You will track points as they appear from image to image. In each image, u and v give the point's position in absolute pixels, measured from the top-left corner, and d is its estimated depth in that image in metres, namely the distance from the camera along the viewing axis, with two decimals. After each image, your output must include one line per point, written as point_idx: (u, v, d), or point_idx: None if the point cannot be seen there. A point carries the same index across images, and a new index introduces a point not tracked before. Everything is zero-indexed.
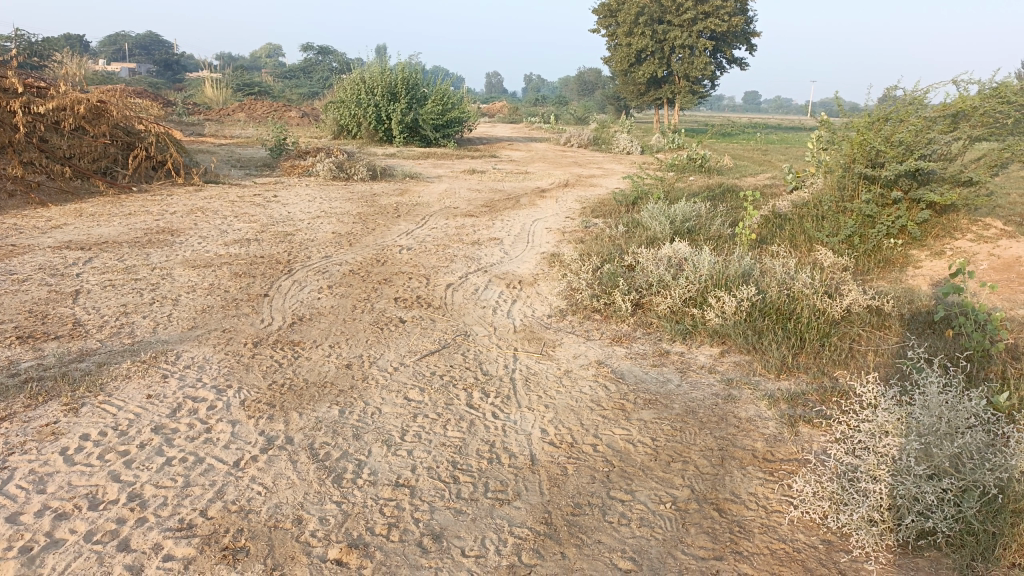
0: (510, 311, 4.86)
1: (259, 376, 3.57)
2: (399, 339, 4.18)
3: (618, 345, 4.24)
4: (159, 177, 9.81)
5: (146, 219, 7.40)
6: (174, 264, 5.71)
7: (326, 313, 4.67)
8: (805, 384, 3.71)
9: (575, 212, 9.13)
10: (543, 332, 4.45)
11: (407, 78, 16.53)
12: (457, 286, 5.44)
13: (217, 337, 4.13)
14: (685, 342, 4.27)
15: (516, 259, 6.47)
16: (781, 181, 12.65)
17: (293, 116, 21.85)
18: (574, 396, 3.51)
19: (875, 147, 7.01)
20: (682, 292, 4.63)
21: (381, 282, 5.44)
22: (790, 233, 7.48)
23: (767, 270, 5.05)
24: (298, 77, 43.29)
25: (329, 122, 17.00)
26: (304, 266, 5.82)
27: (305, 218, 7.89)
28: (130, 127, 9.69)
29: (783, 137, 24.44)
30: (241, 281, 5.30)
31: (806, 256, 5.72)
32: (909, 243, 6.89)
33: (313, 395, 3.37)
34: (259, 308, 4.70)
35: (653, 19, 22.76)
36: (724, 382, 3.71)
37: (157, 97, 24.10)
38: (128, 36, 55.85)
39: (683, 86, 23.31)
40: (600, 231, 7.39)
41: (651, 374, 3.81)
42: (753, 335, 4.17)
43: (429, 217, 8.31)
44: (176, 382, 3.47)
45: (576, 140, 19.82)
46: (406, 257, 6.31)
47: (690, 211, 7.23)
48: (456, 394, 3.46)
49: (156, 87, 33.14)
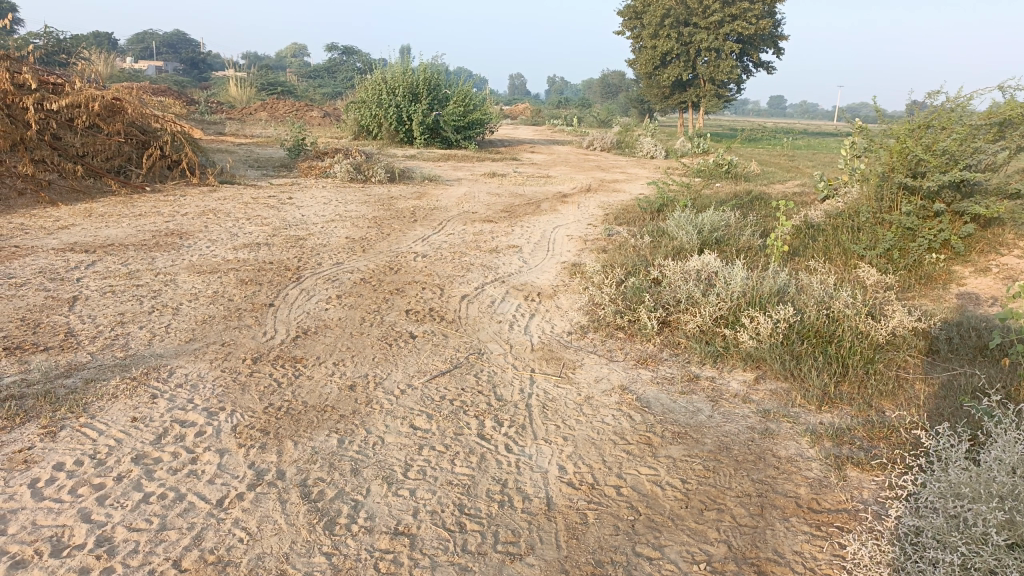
0: (528, 327, 4.56)
1: (254, 397, 3.31)
2: (408, 357, 3.90)
3: (643, 368, 3.94)
4: (174, 177, 9.63)
5: (156, 221, 7.19)
6: (178, 270, 5.48)
7: (333, 325, 4.40)
8: (850, 418, 3.39)
9: (598, 219, 8.81)
10: (563, 351, 4.15)
11: (428, 79, 16.30)
12: (472, 298, 5.15)
13: (214, 351, 3.87)
14: (715, 367, 3.96)
15: (535, 268, 6.18)
16: (811, 189, 12.23)
17: (314, 115, 21.72)
18: (596, 427, 3.21)
19: (916, 156, 6.64)
20: (712, 310, 4.31)
21: (393, 292, 5.17)
22: (824, 245, 7.13)
23: (805, 288, 4.72)
24: (321, 76, 43.28)
25: (350, 122, 16.82)
26: (313, 274, 5.56)
27: (319, 221, 7.66)
28: (146, 126, 9.51)
29: (811, 142, 23.93)
30: (246, 289, 5.06)
31: (843, 272, 5.37)
32: (952, 258, 6.51)
33: (311, 421, 3.10)
34: (262, 319, 4.44)
35: (679, 22, 22.36)
36: (761, 413, 3.39)
37: (181, 95, 24.08)
38: (156, 35, 56.40)
39: (708, 90, 22.91)
40: (624, 240, 7.08)
41: (679, 402, 3.50)
42: (791, 361, 3.85)
43: (447, 223, 8.04)
44: (165, 403, 3.22)
45: (599, 144, 19.49)
46: (420, 265, 6.04)
47: (719, 220, 6.90)
48: (466, 422, 3.17)
49: (181, 85, 33.20)
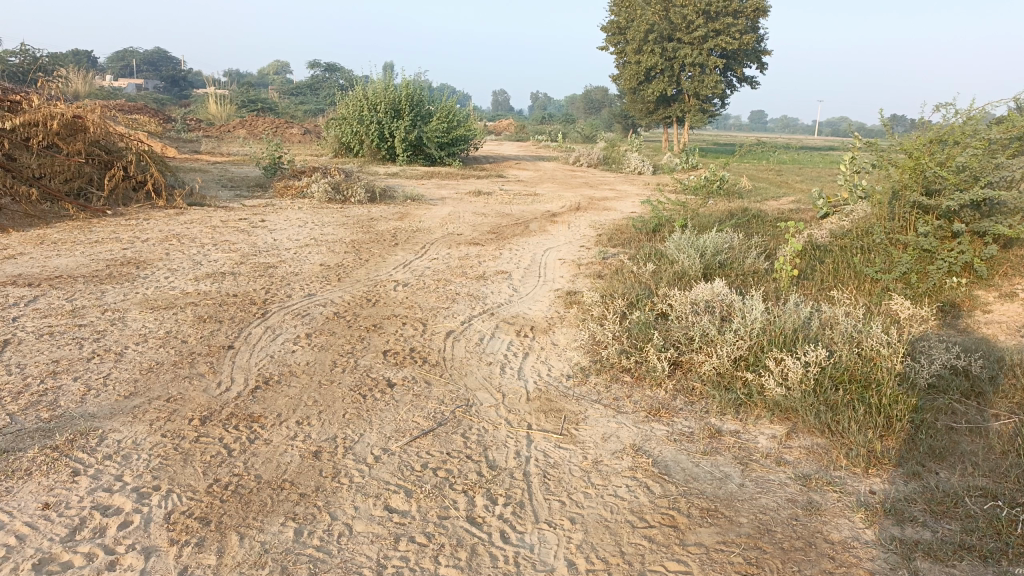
0: (522, 370, 4.04)
1: (197, 471, 2.76)
2: (384, 413, 3.36)
3: (656, 421, 3.42)
4: (139, 199, 9.01)
5: (112, 248, 6.61)
6: (129, 306, 4.91)
7: (299, 372, 3.85)
8: (904, 486, 2.89)
9: (590, 240, 8.32)
10: (563, 400, 3.64)
11: (411, 95, 15.83)
12: (458, 334, 4.62)
13: (157, 409, 3.32)
14: (737, 420, 3.46)
15: (526, 297, 5.66)
16: (806, 206, 11.81)
17: (294, 133, 21.21)
18: (608, 501, 2.70)
19: (931, 173, 6.20)
20: (730, 349, 3.80)
21: (369, 329, 4.62)
22: (833, 268, 6.68)
23: (830, 322, 4.23)
24: (304, 93, 42.74)
25: (331, 139, 16.31)
26: (280, 308, 5.01)
27: (292, 246, 7.11)
28: (110, 145, 8.96)
29: (797, 157, 23.66)
30: (203, 328, 4.51)
31: (866, 302, 4.89)
32: (974, 282, 6.06)
33: (265, 503, 2.56)
34: (218, 365, 3.89)
35: (663, 37, 22.02)
36: (800, 481, 2.89)
37: (158, 113, 23.52)
38: (136, 53, 55.87)
39: (692, 105, 22.58)
40: (620, 265, 6.59)
41: (702, 466, 2.98)
42: (826, 412, 3.36)
43: (430, 246, 7.52)
44: (88, 482, 2.67)
45: (585, 159, 19.07)
46: (400, 295, 5.51)
47: (722, 241, 6.43)
48: (454, 500, 2.64)
49: (160, 102, 32.53)
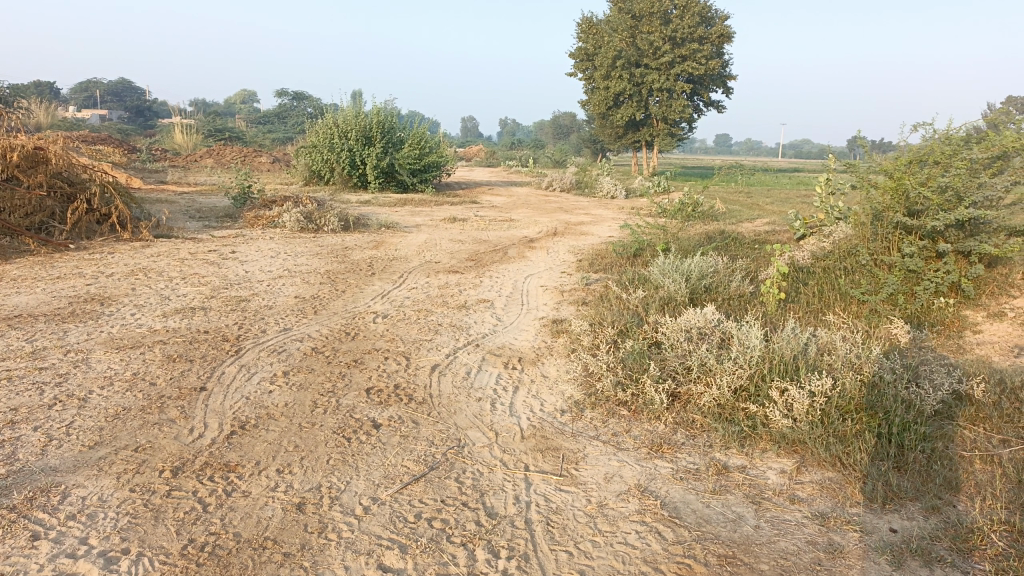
0: (513, 406, 3.85)
1: (170, 531, 2.53)
2: (371, 457, 3.15)
3: (659, 458, 3.25)
4: (103, 232, 8.69)
5: (75, 284, 6.32)
6: (93, 346, 4.65)
7: (277, 414, 3.62)
8: (925, 522, 2.75)
9: (571, 266, 8.18)
10: (559, 437, 3.45)
11: (382, 122, 15.70)
12: (443, 368, 4.42)
13: (124, 461, 3.07)
14: (743, 453, 3.30)
15: (511, 327, 5.48)
16: (781, 227, 11.83)
17: (263, 162, 20.94)
18: (619, 549, 2.51)
19: (913, 193, 6.17)
20: (731, 379, 3.65)
21: (350, 365, 4.41)
22: (818, 290, 6.60)
23: (829, 347, 4.11)
24: (272, 122, 42.43)
25: (301, 167, 16.08)
26: (255, 344, 4.78)
27: (265, 278, 6.87)
28: (73, 177, 8.67)
29: (766, 179, 23.90)
30: (173, 368, 4.26)
31: (860, 326, 4.78)
32: (961, 302, 6.01)
33: (245, 567, 2.34)
34: (191, 409, 3.64)
35: (630, 63, 22.20)
36: (817, 520, 2.73)
37: (123, 144, 23.11)
38: (100, 83, 55.22)
39: (661, 129, 22.74)
40: (604, 291, 6.44)
41: (713, 506, 2.81)
42: (836, 444, 3.21)
43: (408, 275, 7.33)
44: (49, 547, 2.43)
45: (558, 184, 19.04)
46: (380, 328, 5.30)
47: (706, 265, 6.32)
48: (453, 555, 2.44)
49: (124, 133, 32.03)
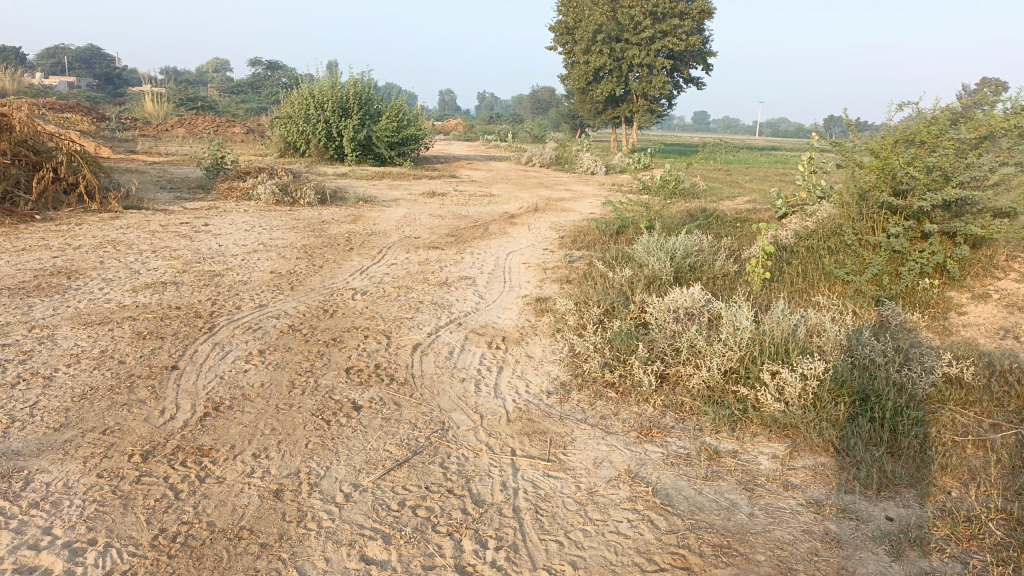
0: (498, 387, 3.74)
1: (140, 520, 2.40)
2: (352, 441, 3.03)
3: (648, 442, 3.16)
4: (70, 202, 8.40)
5: (41, 256, 6.09)
6: (59, 321, 4.45)
7: (253, 395, 3.48)
8: (920, 510, 2.69)
9: (553, 242, 8.06)
10: (547, 420, 3.36)
11: (359, 93, 15.38)
12: (425, 347, 4.30)
13: (91, 444, 2.92)
14: (734, 437, 3.23)
15: (494, 305, 5.36)
16: (762, 206, 11.79)
17: (236, 132, 20.49)
18: (611, 539, 2.43)
19: (900, 173, 6.11)
20: (721, 361, 3.56)
21: (328, 344, 4.27)
22: (802, 270, 6.56)
23: (819, 329, 4.04)
24: (246, 92, 41.58)
25: (276, 139, 15.74)
26: (230, 321, 4.62)
27: (239, 252, 6.67)
28: (38, 145, 8.36)
29: (745, 157, 23.86)
30: (144, 346, 4.09)
31: (849, 307, 4.72)
32: (945, 284, 5.99)
33: (220, 559, 2.22)
34: (162, 389, 3.49)
35: (611, 38, 21.95)
36: (812, 508, 2.66)
37: (92, 112, 22.51)
38: (68, 49, 53.85)
39: (641, 105, 22.57)
40: (587, 268, 6.34)
41: (705, 493, 2.74)
42: (829, 428, 3.15)
43: (387, 250, 7.16)
44: (9, 538, 2.29)
45: (537, 159, 18.86)
46: (359, 305, 5.15)
47: (691, 244, 6.24)
48: (438, 546, 2.34)
49: (93, 102, 31.21)
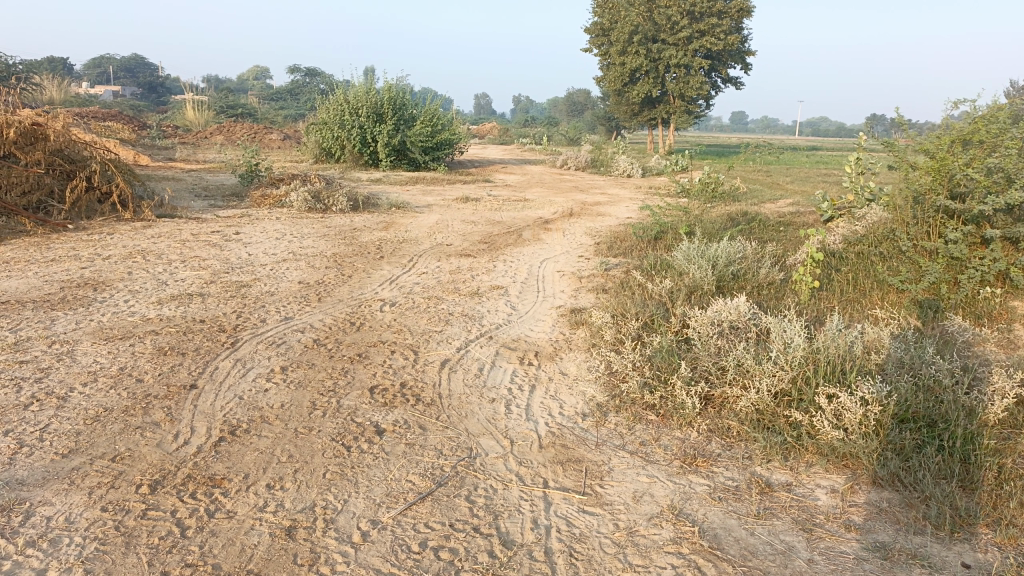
0: (530, 408, 3.52)
1: (141, 562, 2.23)
2: (372, 470, 2.83)
3: (693, 473, 2.91)
4: (104, 211, 8.38)
5: (70, 267, 6.02)
6: (81, 336, 4.34)
7: (271, 418, 3.30)
8: (1001, 555, 2.41)
9: (589, 249, 7.81)
10: (582, 446, 3.12)
11: (393, 98, 15.31)
12: (454, 364, 4.09)
13: (98, 473, 2.77)
14: (787, 468, 2.96)
15: (527, 317, 5.14)
16: (806, 208, 11.39)
17: (273, 139, 20.59)
18: None
19: (958, 174, 5.76)
20: (770, 383, 3.30)
21: (353, 360, 4.09)
22: (853, 279, 6.22)
23: (877, 346, 3.75)
24: (284, 98, 41.98)
25: (311, 144, 15.72)
26: (253, 335, 4.46)
27: (268, 262, 6.55)
28: (72, 154, 8.37)
29: (786, 158, 23.29)
30: (163, 363, 3.95)
31: (907, 320, 4.40)
32: (1008, 293, 5.61)
33: None
34: (177, 411, 3.33)
35: (647, 38, 21.59)
36: (879, 553, 2.39)
37: (134, 120, 22.83)
38: (114, 60, 55.02)
39: (678, 106, 22.16)
40: (625, 277, 6.09)
41: (758, 535, 2.48)
42: (893, 459, 2.87)
43: (418, 259, 6.99)
44: None
45: (573, 162, 18.60)
46: (388, 317, 4.97)
47: (734, 251, 5.95)
48: None
49: (136, 110, 31.76)
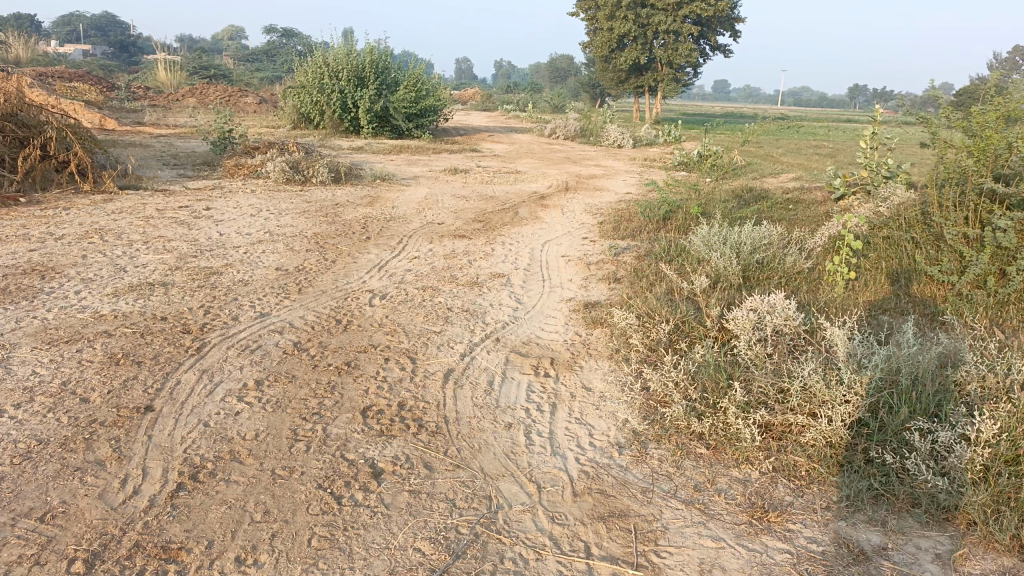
0: (555, 438, 2.95)
1: None
2: (369, 535, 2.25)
3: (766, 534, 2.37)
4: (61, 182, 7.61)
5: (16, 250, 5.33)
6: (20, 340, 3.70)
7: (244, 453, 2.70)
8: None
9: (593, 229, 7.21)
10: (624, 493, 2.57)
11: (375, 61, 14.48)
12: (459, 376, 3.51)
13: (21, 542, 2.16)
14: (877, 524, 2.43)
15: (535, 313, 4.56)
16: (812, 184, 10.85)
17: (249, 102, 19.64)
18: None
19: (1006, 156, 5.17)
20: (846, 413, 2.75)
21: (340, 371, 3.49)
22: (884, 272, 5.71)
23: (956, 360, 3.20)
24: (260, 60, 40.65)
25: (288, 109, 14.88)
26: (223, 338, 3.84)
27: (242, 244, 5.89)
28: (25, 119, 7.59)
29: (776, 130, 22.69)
30: (115, 374, 3.33)
31: (974, 329, 3.83)
32: None
33: None
34: (129, 446, 2.72)
35: (636, 3, 20.78)
36: None
37: (102, 81, 21.69)
38: (83, 17, 53.05)
39: (666, 74, 21.45)
40: (639, 265, 5.51)
41: None
42: (1012, 518, 2.34)
43: (408, 240, 6.35)
44: None
45: (561, 131, 17.90)
46: (378, 314, 4.36)
47: (760, 236, 5.39)
48: None
49: (106, 69, 30.62)
